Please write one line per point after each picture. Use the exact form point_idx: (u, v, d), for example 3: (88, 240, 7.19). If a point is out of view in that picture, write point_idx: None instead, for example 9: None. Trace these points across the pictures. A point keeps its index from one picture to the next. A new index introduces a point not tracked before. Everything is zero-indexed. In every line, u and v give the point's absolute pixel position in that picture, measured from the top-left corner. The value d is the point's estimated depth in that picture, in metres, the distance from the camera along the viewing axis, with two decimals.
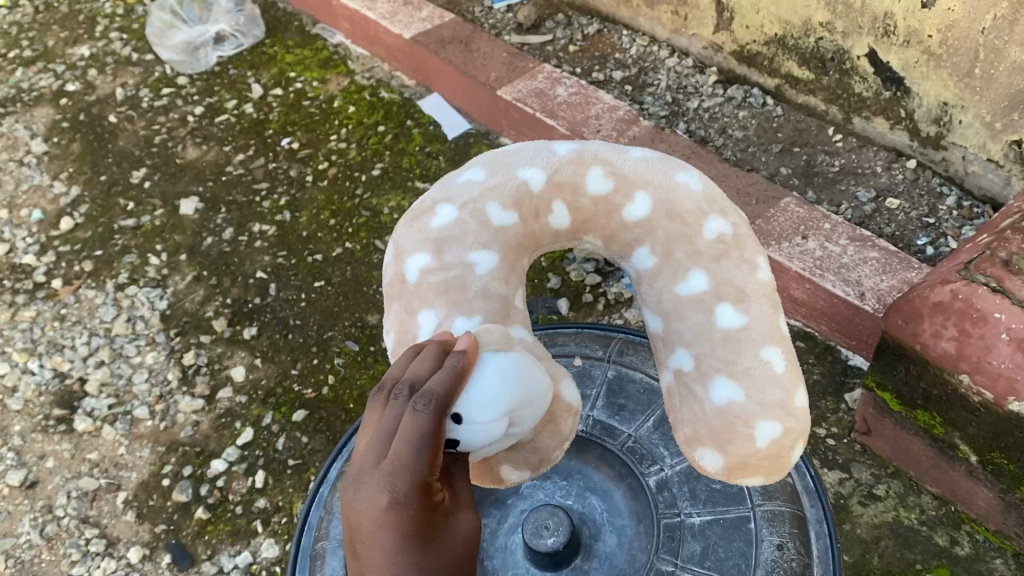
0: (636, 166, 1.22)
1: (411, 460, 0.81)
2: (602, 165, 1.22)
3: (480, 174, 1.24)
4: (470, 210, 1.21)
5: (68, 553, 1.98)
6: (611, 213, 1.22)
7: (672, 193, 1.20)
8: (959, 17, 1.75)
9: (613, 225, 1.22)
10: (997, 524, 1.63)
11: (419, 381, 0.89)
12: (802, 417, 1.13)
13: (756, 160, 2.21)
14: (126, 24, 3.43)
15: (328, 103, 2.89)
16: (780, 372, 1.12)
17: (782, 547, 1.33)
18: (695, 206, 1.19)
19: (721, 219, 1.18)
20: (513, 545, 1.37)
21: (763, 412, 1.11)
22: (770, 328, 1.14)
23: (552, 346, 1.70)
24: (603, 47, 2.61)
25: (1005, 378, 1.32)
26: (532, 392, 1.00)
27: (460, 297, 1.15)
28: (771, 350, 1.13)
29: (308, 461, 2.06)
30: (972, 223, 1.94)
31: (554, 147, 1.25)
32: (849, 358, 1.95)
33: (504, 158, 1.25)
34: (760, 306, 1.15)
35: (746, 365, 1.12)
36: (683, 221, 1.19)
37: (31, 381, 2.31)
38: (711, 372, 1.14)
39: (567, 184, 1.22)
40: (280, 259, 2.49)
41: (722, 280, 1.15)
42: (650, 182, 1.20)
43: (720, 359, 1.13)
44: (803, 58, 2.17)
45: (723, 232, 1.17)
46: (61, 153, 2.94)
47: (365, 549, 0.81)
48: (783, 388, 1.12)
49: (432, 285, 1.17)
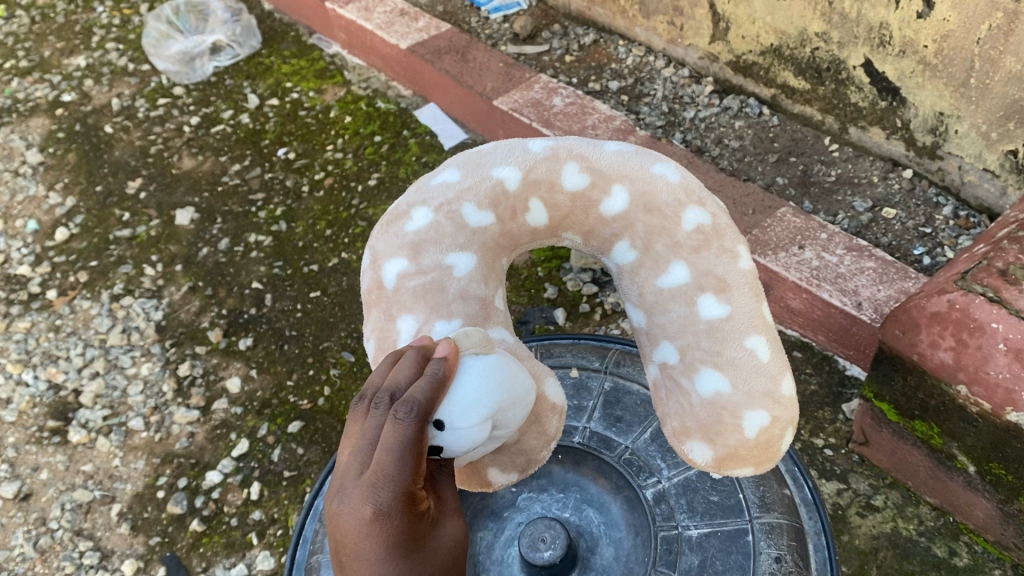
0: (611, 160, 1.21)
1: (394, 470, 0.80)
2: (578, 160, 1.22)
3: (454, 175, 1.24)
4: (446, 211, 1.20)
5: (61, 566, 1.97)
6: (588, 209, 1.21)
7: (649, 186, 1.19)
8: (954, 28, 1.75)
9: (592, 220, 1.22)
10: (996, 536, 1.61)
11: (400, 389, 0.88)
12: (790, 405, 1.12)
13: (753, 169, 2.22)
14: (123, 34, 3.43)
15: (325, 113, 2.90)
16: (765, 361, 1.11)
17: (780, 559, 1.31)
18: (673, 198, 1.18)
19: (700, 210, 1.17)
20: (510, 559, 1.36)
21: (749, 402, 1.10)
22: (753, 316, 1.12)
23: (548, 357, 1.70)
24: (599, 57, 2.62)
25: (1003, 389, 1.31)
26: (514, 392, 0.99)
27: (438, 301, 1.14)
28: (755, 339, 1.11)
29: (304, 473, 2.05)
30: (968, 233, 1.94)
31: (528, 144, 1.25)
32: (847, 368, 1.95)
33: (478, 158, 1.25)
34: (742, 295, 1.13)
35: (730, 356, 1.11)
36: (661, 214, 1.18)
37: (25, 392, 2.30)
38: (696, 365, 1.13)
39: (543, 181, 1.21)
40: (276, 269, 2.49)
41: (702, 271, 1.14)
42: (626, 177, 1.20)
43: (704, 350, 1.13)
44: (799, 68, 2.17)
45: (702, 223, 1.17)
46: (57, 163, 2.94)
47: (350, 560, 0.80)
48: (769, 376, 1.11)
49: (410, 289, 1.16)
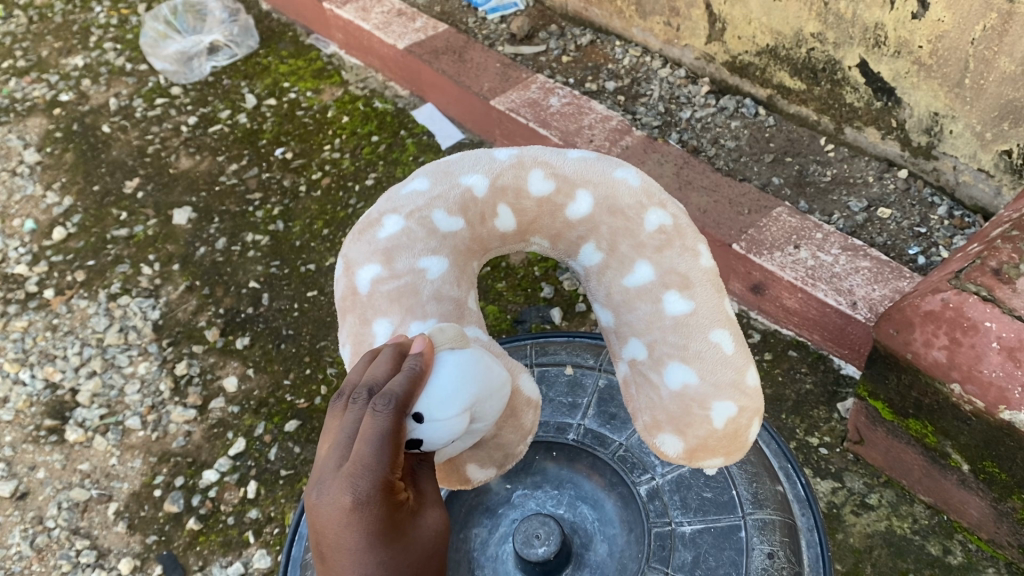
0: (575, 166, 1.22)
1: (372, 460, 0.80)
2: (542, 167, 1.22)
3: (424, 184, 1.24)
4: (417, 218, 1.20)
5: (58, 564, 1.97)
6: (554, 213, 1.22)
7: (612, 190, 1.20)
8: (949, 28, 1.76)
9: (558, 224, 1.23)
10: (989, 533, 1.62)
11: (378, 383, 0.89)
12: (755, 395, 1.14)
13: (749, 169, 2.23)
14: (121, 34, 3.44)
15: (323, 113, 2.90)
16: (730, 354, 1.12)
17: (773, 555, 1.32)
18: (635, 200, 1.19)
19: (661, 211, 1.19)
20: (504, 555, 1.37)
21: (716, 393, 1.11)
22: (716, 311, 1.14)
23: (543, 355, 1.70)
24: (596, 58, 2.63)
25: (996, 387, 1.32)
26: (491, 384, 1.00)
27: (412, 303, 1.13)
28: (719, 332, 1.12)
29: (301, 471, 2.05)
30: (963, 233, 1.95)
31: (494, 153, 1.26)
32: (842, 367, 1.96)
33: (446, 167, 1.25)
34: (704, 290, 1.14)
35: (696, 349, 1.12)
36: (625, 216, 1.19)
37: (23, 391, 2.31)
38: (664, 359, 1.14)
39: (509, 187, 1.22)
40: (274, 269, 2.49)
41: (667, 269, 1.16)
42: (590, 181, 1.21)
43: (672, 345, 1.14)
44: (795, 68, 2.18)
45: (664, 224, 1.18)
46: (54, 162, 2.94)
47: (331, 551, 0.80)
48: (735, 368, 1.12)
49: (385, 293, 1.15)
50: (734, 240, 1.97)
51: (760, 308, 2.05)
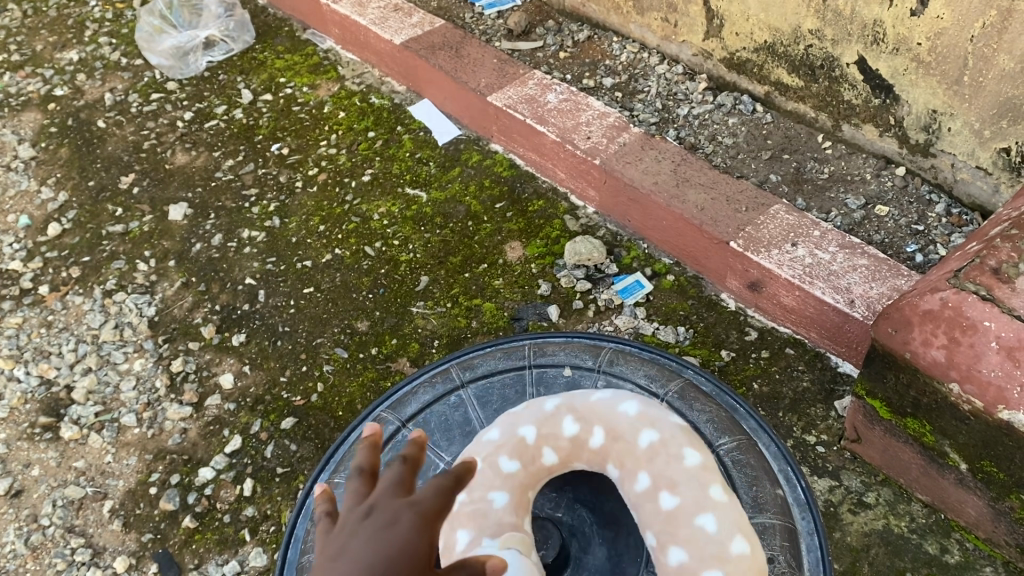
0: (595, 406, 1.35)
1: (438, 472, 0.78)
2: (570, 412, 1.35)
3: (486, 433, 1.36)
4: (482, 457, 1.31)
5: (53, 563, 1.95)
6: (581, 445, 1.33)
7: (617, 422, 1.32)
8: (948, 25, 1.75)
9: (589, 453, 1.33)
10: (987, 533, 1.62)
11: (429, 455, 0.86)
12: (747, 562, 1.17)
13: (746, 166, 2.21)
14: (116, 28, 3.41)
15: (318, 109, 2.89)
16: (715, 533, 1.18)
17: (773, 560, 1.31)
18: (632, 424, 1.32)
19: (654, 430, 1.30)
20: None
21: (702, 564, 1.16)
22: (700, 497, 1.22)
23: (540, 356, 1.62)
24: (593, 53, 2.61)
25: (995, 387, 1.31)
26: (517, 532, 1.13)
27: (484, 523, 1.22)
28: (705, 515, 1.20)
29: (297, 469, 2.04)
30: (960, 230, 1.95)
31: (537, 403, 1.38)
32: (839, 365, 1.95)
33: (505, 419, 1.37)
34: (691, 486, 1.23)
35: (683, 532, 1.19)
36: (626, 439, 1.31)
37: (18, 388, 2.29)
38: (661, 543, 1.21)
39: (548, 431, 1.33)
40: (269, 265, 2.48)
41: (658, 473, 1.26)
42: (602, 419, 1.33)
43: (663, 531, 1.21)
44: (793, 65, 2.17)
45: (654, 440, 1.29)
46: (49, 158, 2.92)
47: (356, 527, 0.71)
48: (721, 543, 1.17)
49: (462, 516, 1.24)
50: (732, 238, 1.97)
51: (758, 306, 2.05)
